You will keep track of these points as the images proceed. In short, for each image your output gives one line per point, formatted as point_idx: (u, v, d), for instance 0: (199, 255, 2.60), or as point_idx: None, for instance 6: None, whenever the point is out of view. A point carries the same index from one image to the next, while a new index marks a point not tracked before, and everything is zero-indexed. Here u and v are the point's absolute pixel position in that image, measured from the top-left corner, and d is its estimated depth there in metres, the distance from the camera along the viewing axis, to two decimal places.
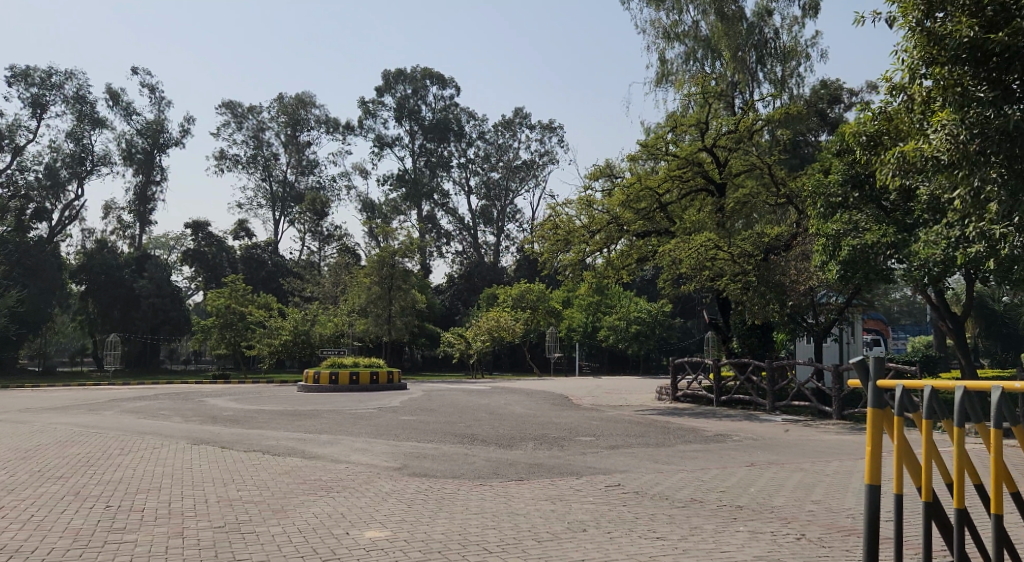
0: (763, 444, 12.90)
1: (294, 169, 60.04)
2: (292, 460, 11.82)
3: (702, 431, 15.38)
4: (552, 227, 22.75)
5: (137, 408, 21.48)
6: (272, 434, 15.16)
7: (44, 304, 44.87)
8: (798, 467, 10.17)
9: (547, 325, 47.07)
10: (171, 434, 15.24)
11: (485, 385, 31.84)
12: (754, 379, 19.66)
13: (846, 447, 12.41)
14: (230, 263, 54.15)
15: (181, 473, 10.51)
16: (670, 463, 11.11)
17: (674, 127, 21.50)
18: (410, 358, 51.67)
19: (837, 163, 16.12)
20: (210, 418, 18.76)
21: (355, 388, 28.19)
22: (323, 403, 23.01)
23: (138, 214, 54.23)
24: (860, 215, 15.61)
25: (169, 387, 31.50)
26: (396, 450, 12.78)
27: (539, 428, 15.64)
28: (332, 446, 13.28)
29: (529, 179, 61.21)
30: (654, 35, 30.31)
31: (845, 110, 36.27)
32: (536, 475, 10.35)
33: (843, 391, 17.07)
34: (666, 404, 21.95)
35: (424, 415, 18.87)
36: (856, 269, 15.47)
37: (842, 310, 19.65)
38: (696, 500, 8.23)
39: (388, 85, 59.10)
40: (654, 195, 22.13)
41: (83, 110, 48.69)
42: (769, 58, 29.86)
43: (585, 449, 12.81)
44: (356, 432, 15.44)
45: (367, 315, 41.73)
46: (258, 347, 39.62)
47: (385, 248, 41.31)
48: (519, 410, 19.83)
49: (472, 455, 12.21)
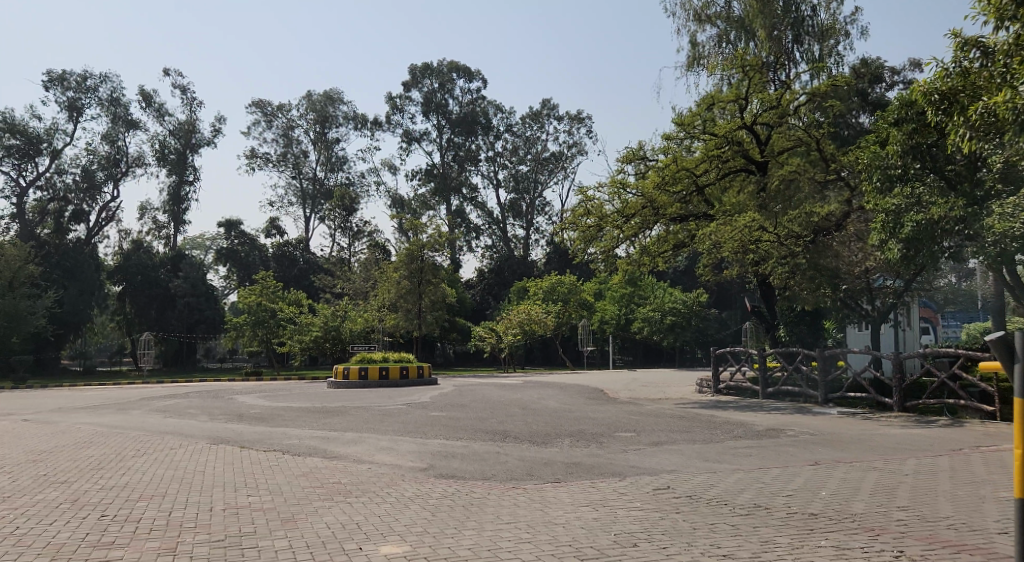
0: (822, 441, 11.82)
1: (323, 166, 59.49)
2: (312, 460, 10.91)
3: (753, 425, 14.27)
4: (584, 214, 21.55)
5: (165, 407, 20.75)
6: (294, 432, 14.28)
7: (83, 306, 44.39)
8: (870, 467, 9.12)
9: (579, 318, 45.98)
10: (189, 432, 14.44)
11: (516, 380, 30.94)
12: (803, 369, 18.44)
13: (916, 443, 11.33)
14: (263, 260, 53.64)
15: (190, 473, 9.62)
16: (723, 461, 10.07)
17: (714, 104, 20.27)
18: (442, 354, 50.90)
19: (895, 132, 15.09)
20: (235, 417, 17.91)
21: (385, 384, 27.34)
22: (351, 400, 22.15)
23: (173, 214, 53.80)
24: (921, 187, 14.64)
25: (200, 385, 30.91)
26: (424, 450, 11.85)
27: (575, 423, 14.64)
28: (356, 445, 12.37)
29: (558, 171, 60.15)
30: (685, 19, 29.02)
31: (887, 90, 34.72)
32: (574, 476, 9.35)
33: (904, 381, 16.14)
34: (709, 397, 20.84)
35: (454, 411, 17.94)
36: (917, 246, 14.58)
37: (901, 293, 18.48)
38: (762, 505, 7.21)
39: (415, 79, 58.26)
40: (691, 176, 20.97)
41: (118, 112, 48.34)
42: (805, 37, 28.36)
43: (627, 446, 11.79)
44: (382, 430, 14.52)
45: (398, 310, 40.85)
46: (290, 344, 39.04)
47: (415, 242, 40.27)
48: (554, 405, 18.86)
49: (505, 454, 11.23)
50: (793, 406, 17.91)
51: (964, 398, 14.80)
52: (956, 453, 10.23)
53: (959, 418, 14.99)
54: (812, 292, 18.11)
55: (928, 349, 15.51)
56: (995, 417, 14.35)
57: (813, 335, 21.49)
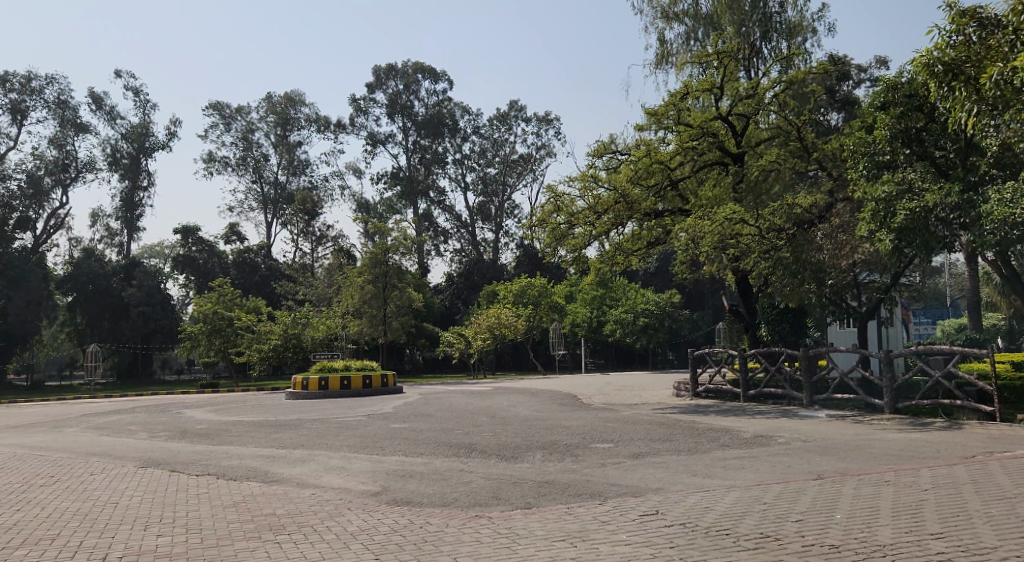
0: (818, 450, 10.74)
1: (284, 169, 57.79)
2: (250, 486, 9.59)
3: (739, 431, 13.20)
4: (554, 210, 20.40)
5: (105, 424, 19.21)
6: (237, 451, 12.92)
7: (30, 317, 42.33)
8: (880, 481, 8.09)
9: (550, 321, 44.90)
10: (119, 453, 13.03)
11: (487, 386, 29.68)
12: (786, 370, 17.44)
13: (921, 450, 10.30)
14: (222, 268, 51.83)
15: (99, 507, 8.22)
16: (715, 477, 8.93)
17: (688, 92, 19.25)
18: (410, 360, 49.67)
19: (883, 116, 14.44)
20: (178, 434, 16.45)
21: (346, 393, 25.99)
22: (308, 412, 20.75)
23: (126, 221, 51.87)
24: (912, 174, 13.88)
25: (153, 399, 29.27)
26: (380, 469, 10.59)
27: (548, 434, 13.44)
28: (303, 466, 11.04)
29: (526, 174, 59.06)
30: (653, 16, 28.05)
31: (855, 87, 34.30)
32: (547, 499, 8.15)
33: (896, 380, 15.04)
34: (687, 401, 19.77)
35: (417, 422, 16.68)
36: (911, 238, 13.60)
37: (888, 287, 17.74)
38: (769, 536, 6.09)
39: (379, 81, 56.85)
40: (666, 171, 19.87)
41: (66, 115, 46.37)
42: (773, 34, 27.28)
43: (606, 459, 10.63)
44: (335, 446, 13.19)
45: (362, 316, 39.51)
46: (248, 354, 36.83)
47: (378, 245, 38.95)
48: (524, 413, 17.64)
49: (468, 472, 10.00)
50: (778, 408, 16.88)
51: (961, 397, 13.78)
52: (970, 461, 9.19)
53: (955, 419, 14.04)
54: (795, 289, 17.13)
55: (920, 345, 14.49)
56: (995, 417, 13.33)
57: (796, 334, 20.73)
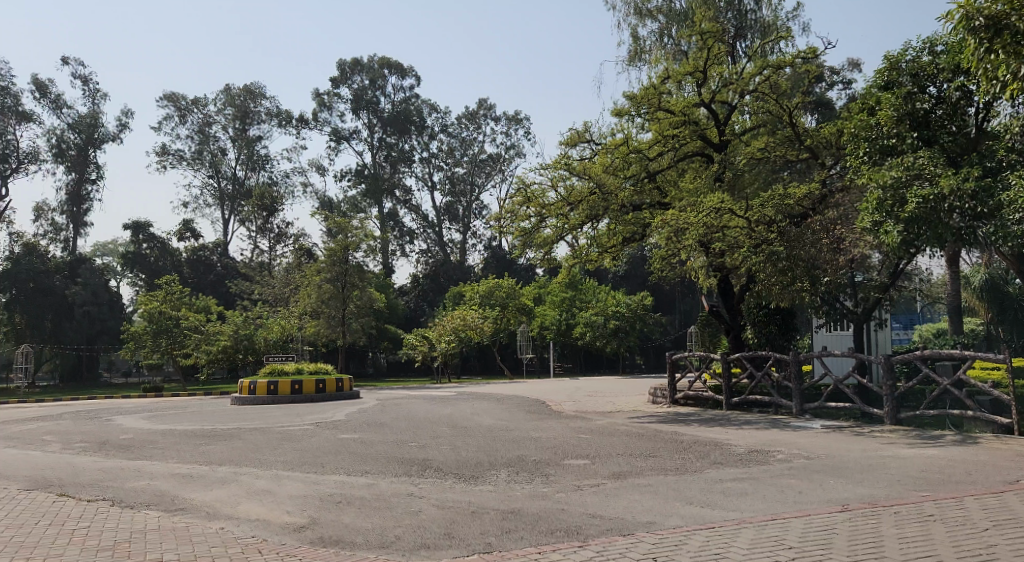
0: (830, 470, 9.18)
1: (243, 164, 55.58)
2: (146, 517, 7.80)
3: (731, 446, 11.64)
4: (522, 202, 18.75)
5: (19, 434, 17.15)
6: (152, 469, 11.06)
7: None
8: (924, 515, 6.54)
9: (517, 324, 43.18)
10: (12, 471, 11.10)
11: (451, 390, 28.00)
12: (773, 376, 15.94)
13: (950, 471, 8.80)
14: (175, 266, 49.43)
15: None
16: (715, 507, 7.34)
17: (669, 77, 17.85)
18: (373, 363, 47.95)
19: (888, 96, 12.99)
20: (95, 446, 14.48)
21: (298, 399, 24.11)
22: (252, 419, 18.89)
23: (72, 215, 49.34)
24: (922, 158, 12.38)
25: (88, 404, 27.06)
26: (314, 493, 8.83)
27: (514, 447, 11.78)
28: (222, 489, 9.26)
29: (495, 174, 57.43)
30: (626, 12, 26.66)
31: (828, 88, 33.37)
32: (514, 538, 6.50)
33: (897, 388, 13.54)
34: (664, 409, 18.27)
35: (370, 433, 14.93)
36: (920, 229, 12.13)
37: (888, 287, 16.33)
38: None
39: (344, 76, 54.84)
40: (644, 160, 18.33)
41: (7, 102, 43.81)
42: (751, 32, 25.87)
43: (581, 481, 9.01)
44: (270, 462, 11.41)
45: (320, 317, 37.45)
46: (196, 355, 34.64)
47: (337, 241, 36.94)
48: (488, 422, 15.97)
49: (419, 499, 8.31)
50: (765, 419, 15.41)
51: (974, 407, 12.23)
52: (1019, 488, 7.65)
53: (967, 431, 12.59)
54: (785, 289, 15.63)
55: (925, 350, 13.02)
56: (1013, 430, 11.76)
57: (784, 339, 19.44)
